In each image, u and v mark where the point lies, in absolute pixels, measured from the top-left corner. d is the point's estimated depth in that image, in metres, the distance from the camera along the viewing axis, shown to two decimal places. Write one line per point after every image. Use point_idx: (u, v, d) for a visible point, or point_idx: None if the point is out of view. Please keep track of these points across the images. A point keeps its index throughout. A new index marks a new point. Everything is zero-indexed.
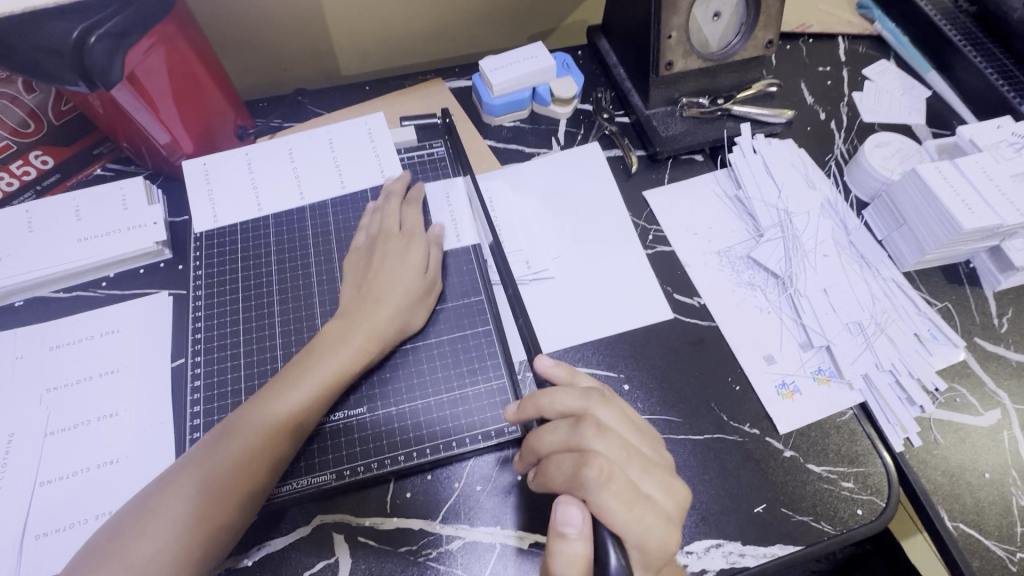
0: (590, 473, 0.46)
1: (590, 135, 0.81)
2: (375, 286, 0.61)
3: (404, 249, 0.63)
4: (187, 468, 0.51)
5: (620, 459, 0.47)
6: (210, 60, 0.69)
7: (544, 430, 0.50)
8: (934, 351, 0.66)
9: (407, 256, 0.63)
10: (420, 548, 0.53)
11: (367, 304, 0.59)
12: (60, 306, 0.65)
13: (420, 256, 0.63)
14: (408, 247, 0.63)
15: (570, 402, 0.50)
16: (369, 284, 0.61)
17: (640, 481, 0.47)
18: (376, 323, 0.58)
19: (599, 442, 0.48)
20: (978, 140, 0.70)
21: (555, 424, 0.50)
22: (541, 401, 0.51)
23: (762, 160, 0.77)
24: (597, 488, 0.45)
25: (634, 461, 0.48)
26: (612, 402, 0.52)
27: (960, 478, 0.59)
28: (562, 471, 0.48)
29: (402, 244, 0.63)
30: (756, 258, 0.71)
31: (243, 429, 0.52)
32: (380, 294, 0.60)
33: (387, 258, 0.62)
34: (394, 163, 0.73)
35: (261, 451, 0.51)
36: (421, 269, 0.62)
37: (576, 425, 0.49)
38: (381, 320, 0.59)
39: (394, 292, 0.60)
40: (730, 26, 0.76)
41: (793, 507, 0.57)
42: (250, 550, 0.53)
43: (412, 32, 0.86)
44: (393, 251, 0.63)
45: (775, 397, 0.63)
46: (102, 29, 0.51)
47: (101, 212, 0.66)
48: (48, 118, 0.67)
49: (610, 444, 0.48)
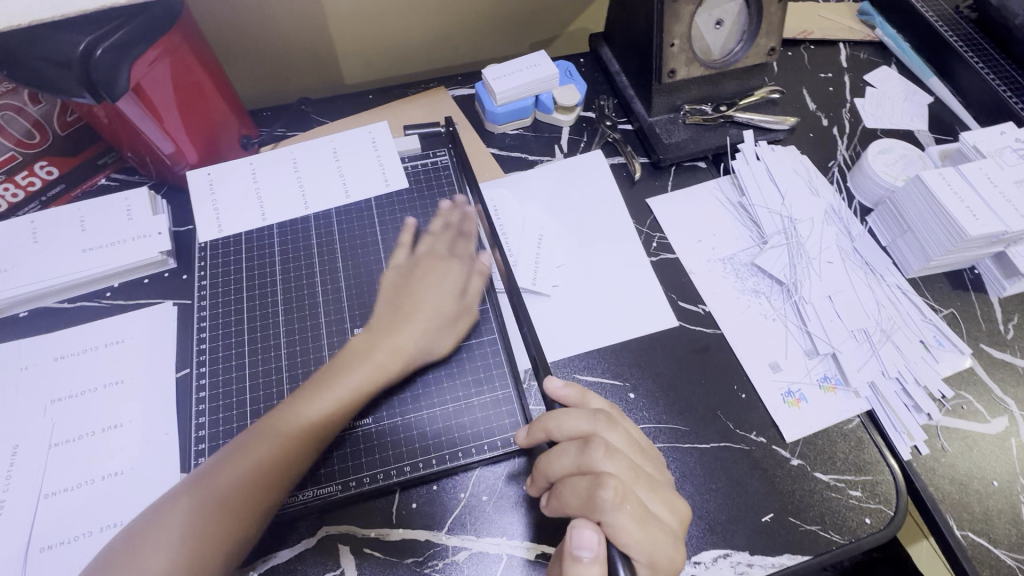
0: (604, 495, 0.45)
1: (593, 143, 0.81)
2: (411, 306, 0.61)
3: (443, 268, 0.64)
4: (202, 476, 0.51)
5: (629, 480, 0.47)
6: (214, 69, 0.69)
7: (553, 452, 0.50)
8: (940, 358, 0.65)
9: (448, 279, 0.64)
10: (427, 559, 0.53)
11: (401, 319, 0.60)
12: (65, 317, 0.65)
13: (456, 283, 0.64)
14: (444, 267, 0.64)
15: (578, 424, 0.50)
16: (406, 306, 0.61)
17: (647, 500, 0.47)
18: (398, 343, 0.59)
19: (609, 462, 0.47)
20: (981, 147, 0.70)
21: (563, 447, 0.49)
22: (551, 423, 0.51)
23: (765, 167, 0.77)
24: (610, 509, 0.45)
25: (641, 480, 0.48)
26: (618, 423, 0.51)
27: (968, 486, 0.59)
28: (574, 494, 0.47)
29: (444, 267, 0.64)
30: (761, 265, 0.70)
31: (269, 433, 0.53)
32: (411, 316, 0.61)
33: (429, 275, 0.64)
34: (399, 173, 0.74)
35: (287, 456, 0.52)
36: (456, 296, 0.63)
37: (585, 446, 0.48)
38: (405, 342, 0.59)
39: (428, 313, 0.61)
40: (732, 34, 0.77)
41: (802, 516, 0.57)
42: (255, 563, 0.53)
43: (415, 41, 0.87)
44: (437, 271, 0.64)
45: (781, 405, 0.63)
46: (110, 41, 0.51)
47: (106, 222, 0.67)
48: (53, 128, 0.67)
49: (620, 464, 0.47)
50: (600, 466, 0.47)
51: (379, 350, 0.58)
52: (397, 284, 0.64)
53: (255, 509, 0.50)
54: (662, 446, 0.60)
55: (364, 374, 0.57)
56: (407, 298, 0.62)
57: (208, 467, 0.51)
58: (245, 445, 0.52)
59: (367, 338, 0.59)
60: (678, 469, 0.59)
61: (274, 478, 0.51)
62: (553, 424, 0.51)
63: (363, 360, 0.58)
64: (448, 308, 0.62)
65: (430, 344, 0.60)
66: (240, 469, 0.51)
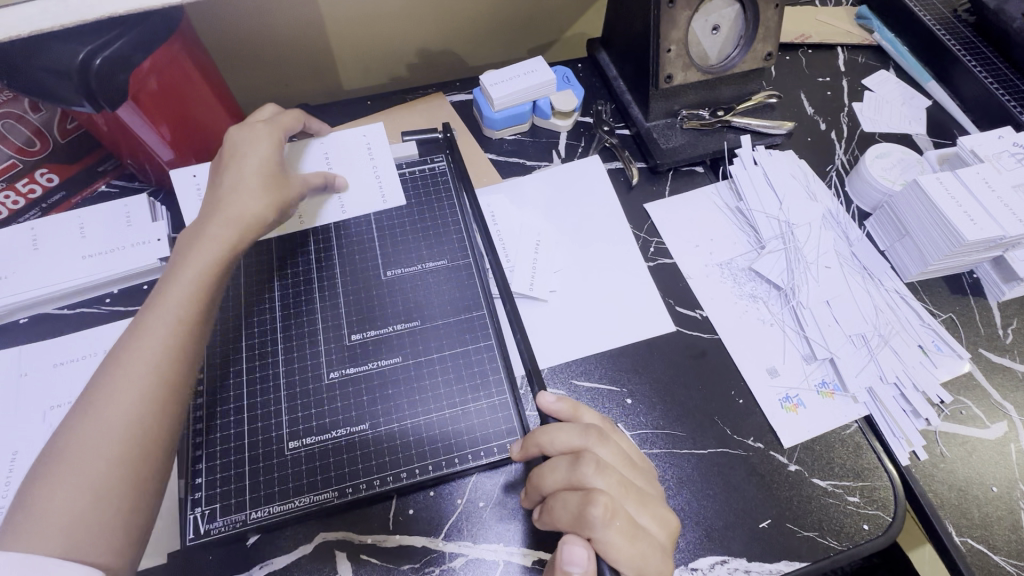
0: (594, 512, 0.46)
1: (590, 148, 0.82)
2: (222, 182, 0.59)
3: (252, 133, 0.62)
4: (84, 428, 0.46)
5: (619, 495, 0.48)
6: (214, 78, 0.69)
7: (545, 467, 0.50)
8: (939, 362, 0.65)
9: (257, 139, 0.61)
10: (423, 565, 0.53)
11: (217, 199, 0.58)
12: (64, 324, 0.65)
13: (273, 148, 0.62)
14: (255, 133, 0.62)
15: (569, 439, 0.51)
16: (220, 181, 0.60)
17: (637, 514, 0.48)
18: (234, 213, 0.57)
19: (599, 478, 0.48)
20: (979, 151, 0.70)
21: (554, 462, 0.50)
22: (543, 438, 0.52)
23: (763, 172, 0.77)
24: (601, 526, 0.45)
25: (632, 494, 0.48)
26: (610, 439, 0.52)
27: (967, 492, 0.59)
28: (565, 510, 0.47)
29: (253, 133, 0.62)
30: (758, 270, 0.70)
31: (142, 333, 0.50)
32: (231, 187, 0.59)
33: (235, 145, 0.61)
34: (395, 189, 0.72)
35: (179, 342, 0.51)
36: (272, 164, 0.61)
37: (576, 461, 0.49)
38: (236, 215, 0.58)
39: (232, 198, 0.58)
40: (729, 39, 0.77)
41: (799, 522, 0.57)
42: (252, 568, 0.53)
43: (413, 47, 0.87)
44: (244, 138, 0.61)
45: (779, 411, 0.63)
46: (109, 50, 0.52)
47: (106, 229, 0.67)
48: (53, 135, 0.69)
49: (609, 480, 0.48)
50: (591, 482, 0.48)
51: (217, 220, 0.57)
52: (216, 175, 0.61)
53: (169, 379, 0.49)
54: (659, 451, 0.60)
55: (193, 270, 0.54)
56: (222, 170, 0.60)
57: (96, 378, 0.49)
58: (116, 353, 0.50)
59: (201, 221, 0.57)
60: (676, 475, 0.59)
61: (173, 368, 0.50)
62: (546, 438, 0.51)
63: (200, 237, 0.56)
64: (256, 191, 0.59)
65: (255, 216, 0.58)
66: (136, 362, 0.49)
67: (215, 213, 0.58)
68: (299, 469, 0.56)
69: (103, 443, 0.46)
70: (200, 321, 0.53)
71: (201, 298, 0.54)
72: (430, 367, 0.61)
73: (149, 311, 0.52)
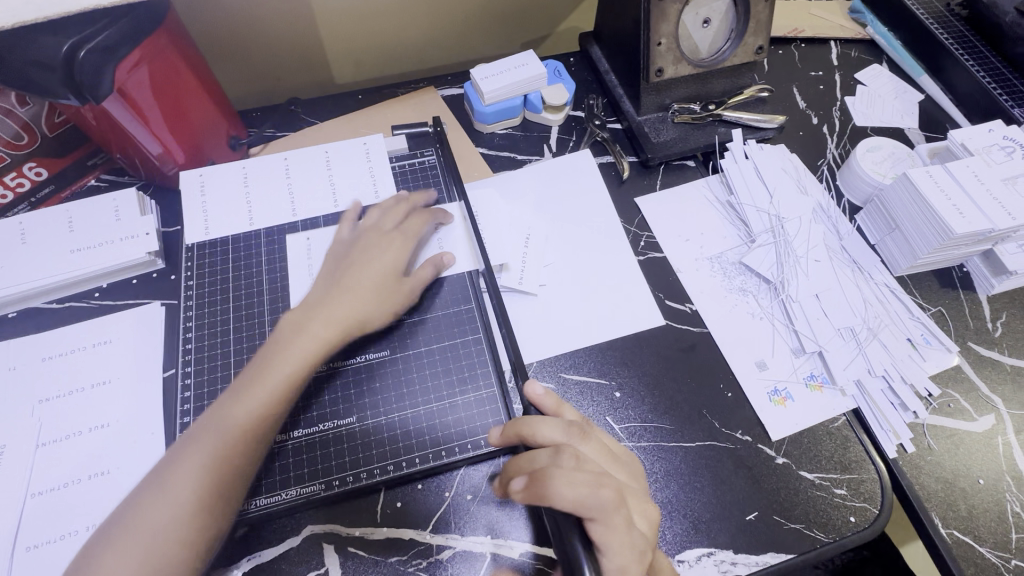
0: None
1: (582, 142, 0.81)
2: (347, 281, 0.60)
3: (384, 241, 0.64)
4: (163, 471, 0.50)
5: (600, 490, 0.47)
6: (203, 73, 0.69)
7: (526, 458, 0.49)
8: (927, 356, 0.65)
9: (388, 254, 0.63)
10: (410, 557, 0.53)
11: (334, 297, 0.59)
12: (53, 317, 0.65)
13: (399, 259, 0.63)
14: (387, 241, 0.64)
15: (553, 433, 0.50)
16: (340, 282, 0.60)
17: (617, 508, 0.47)
18: (337, 314, 0.58)
19: (579, 472, 0.47)
20: (969, 144, 0.70)
21: (535, 454, 0.49)
22: (528, 429, 0.51)
23: (753, 166, 0.77)
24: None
25: (613, 489, 0.48)
26: (593, 436, 0.52)
27: (954, 484, 0.59)
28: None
29: (386, 241, 0.64)
30: (748, 264, 0.70)
31: (230, 408, 0.53)
32: (350, 289, 0.60)
33: (368, 251, 0.63)
34: (389, 182, 0.73)
35: (250, 430, 0.52)
36: (396, 274, 0.62)
37: (558, 453, 0.48)
38: (344, 315, 0.58)
39: (364, 293, 0.60)
40: (720, 32, 0.76)
41: (786, 514, 0.57)
42: (240, 560, 0.53)
43: (404, 41, 0.87)
44: (375, 248, 0.63)
45: (767, 404, 0.63)
46: (93, 42, 0.52)
47: (94, 222, 0.67)
48: (42, 130, 0.68)
49: (591, 475, 0.47)
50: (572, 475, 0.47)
51: (319, 321, 0.58)
52: (330, 272, 0.62)
53: (229, 468, 0.50)
54: (648, 444, 0.60)
55: (300, 353, 0.56)
56: (346, 271, 0.61)
57: (192, 433, 0.52)
58: (206, 426, 0.52)
59: (310, 310, 0.59)
60: (665, 468, 0.59)
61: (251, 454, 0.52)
62: (530, 430, 0.51)
63: (302, 331, 0.57)
64: (390, 290, 0.61)
65: (368, 316, 0.60)
66: (213, 444, 0.51)
67: (317, 311, 0.58)
68: (290, 462, 0.56)
69: (168, 508, 0.48)
70: (280, 407, 0.54)
71: (293, 385, 0.55)
72: (419, 360, 0.62)
73: (258, 380, 0.54)
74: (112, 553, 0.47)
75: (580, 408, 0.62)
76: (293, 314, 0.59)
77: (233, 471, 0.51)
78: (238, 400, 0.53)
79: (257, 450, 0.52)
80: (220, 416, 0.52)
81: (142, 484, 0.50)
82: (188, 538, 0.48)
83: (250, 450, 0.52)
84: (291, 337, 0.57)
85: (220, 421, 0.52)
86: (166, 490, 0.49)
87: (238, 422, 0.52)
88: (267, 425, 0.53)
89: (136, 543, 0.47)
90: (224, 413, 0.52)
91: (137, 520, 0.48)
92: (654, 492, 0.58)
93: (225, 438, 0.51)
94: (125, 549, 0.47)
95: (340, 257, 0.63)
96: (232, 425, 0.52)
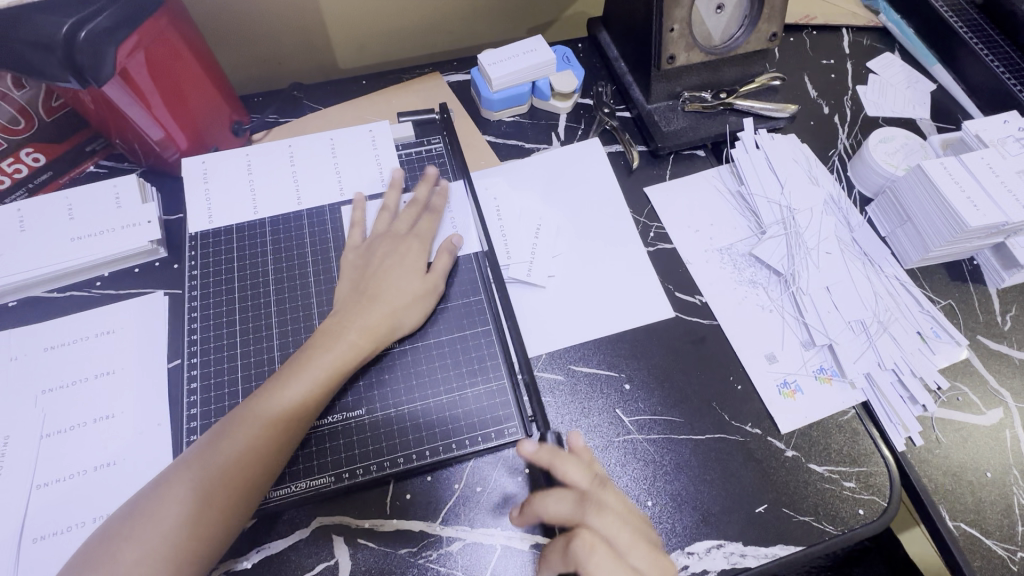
0: (576, 547, 0.49)
1: (590, 131, 0.80)
2: (373, 288, 0.60)
3: (402, 247, 0.63)
4: (184, 464, 0.50)
5: (612, 535, 0.50)
6: (205, 56, 0.68)
7: (549, 496, 0.52)
8: (937, 349, 0.65)
9: (410, 258, 0.62)
10: (420, 549, 0.53)
11: (362, 307, 0.59)
12: (54, 307, 0.64)
13: (420, 260, 0.63)
14: (405, 245, 0.63)
15: (579, 477, 0.52)
16: (367, 289, 0.60)
17: (629, 554, 0.49)
18: (368, 322, 0.58)
19: (596, 519, 0.50)
20: (984, 136, 0.69)
21: (559, 493, 0.52)
22: (559, 465, 0.52)
23: (765, 156, 0.76)
24: (584, 563, 0.48)
25: (627, 533, 0.50)
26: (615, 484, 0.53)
27: (962, 477, 0.59)
28: (557, 547, 0.50)
29: (404, 243, 0.63)
30: (758, 255, 0.70)
31: (260, 408, 0.52)
32: (377, 298, 0.59)
33: (390, 256, 0.62)
34: (395, 170, 0.72)
35: (277, 432, 0.51)
36: (420, 273, 0.62)
37: (580, 501, 0.51)
38: (375, 321, 0.58)
39: (392, 297, 0.59)
40: (733, 18, 0.75)
41: (795, 507, 0.57)
42: (249, 552, 0.53)
43: (411, 24, 0.85)
44: (396, 254, 0.62)
45: (777, 397, 0.62)
46: (93, 22, 0.50)
47: (94, 210, 0.65)
48: (39, 114, 0.66)
49: (606, 522, 0.50)
50: (588, 522, 0.50)
51: (353, 330, 0.57)
52: (353, 278, 0.62)
53: (249, 468, 0.50)
54: (657, 437, 0.60)
55: (332, 361, 0.55)
56: (367, 279, 0.61)
57: (220, 427, 0.52)
58: (235, 423, 0.52)
59: (340, 318, 0.58)
60: (674, 460, 0.59)
61: (275, 455, 0.51)
62: (560, 466, 0.52)
63: (335, 339, 0.56)
64: (414, 290, 0.61)
65: (398, 320, 0.59)
66: (240, 439, 0.50)
67: (352, 318, 0.58)
68: (312, 453, 0.56)
69: (185, 501, 0.48)
70: (306, 411, 0.53)
71: (322, 391, 0.54)
72: (428, 353, 0.61)
73: (290, 382, 0.54)
74: (127, 542, 0.46)
75: (591, 401, 0.62)
76: (332, 317, 0.59)
77: (256, 470, 0.50)
78: (268, 399, 0.53)
79: (279, 454, 0.51)
80: (249, 414, 0.52)
81: (161, 476, 0.50)
82: (204, 534, 0.47)
83: (274, 453, 0.51)
84: (324, 342, 0.56)
85: (250, 417, 0.52)
86: (186, 486, 0.49)
87: (265, 421, 0.51)
88: (294, 428, 0.52)
89: (153, 533, 0.47)
90: (253, 411, 0.52)
91: (153, 513, 0.48)
92: (664, 484, 0.58)
93: (251, 437, 0.51)
94: (139, 541, 0.46)
95: (359, 262, 0.63)
96: (262, 423, 0.51)
